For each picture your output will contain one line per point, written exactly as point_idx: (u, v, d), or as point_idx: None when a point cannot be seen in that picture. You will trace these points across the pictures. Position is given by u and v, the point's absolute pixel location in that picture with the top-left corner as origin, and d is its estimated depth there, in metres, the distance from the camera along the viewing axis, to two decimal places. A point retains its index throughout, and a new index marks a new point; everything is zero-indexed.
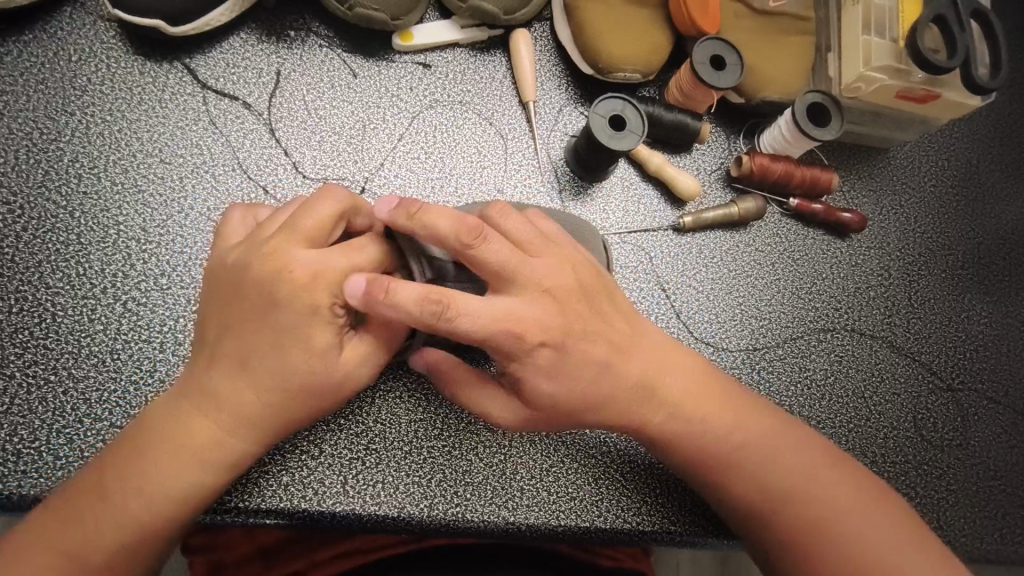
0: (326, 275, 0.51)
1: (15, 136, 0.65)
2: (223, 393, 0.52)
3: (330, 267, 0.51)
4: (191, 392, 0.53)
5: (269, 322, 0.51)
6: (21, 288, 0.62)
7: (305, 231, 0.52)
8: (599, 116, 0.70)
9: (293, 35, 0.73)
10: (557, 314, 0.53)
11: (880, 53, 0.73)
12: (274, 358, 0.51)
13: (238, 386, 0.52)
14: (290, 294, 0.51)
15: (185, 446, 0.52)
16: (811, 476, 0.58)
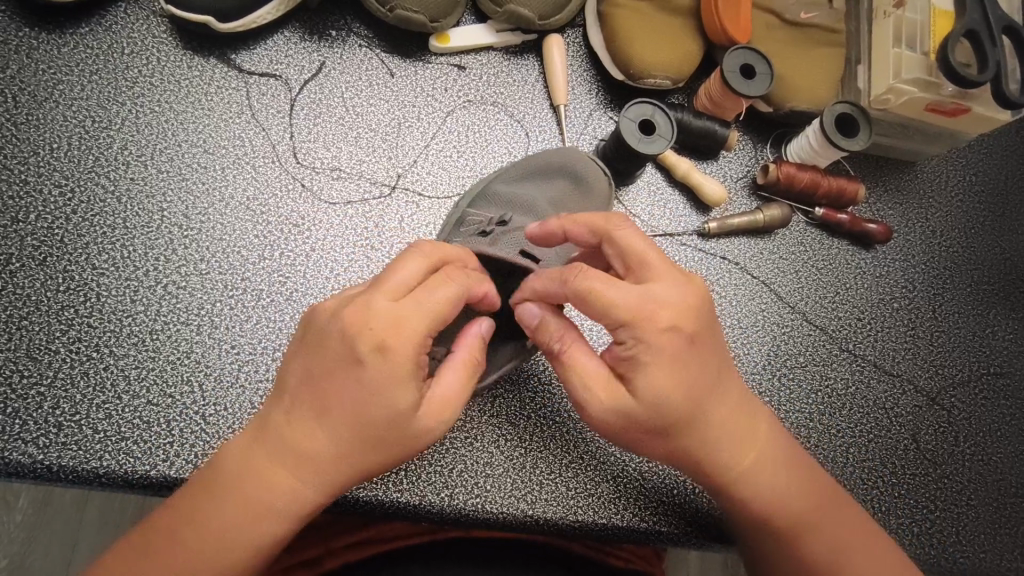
0: (405, 325, 0.50)
1: (69, 124, 0.68)
2: (301, 449, 0.50)
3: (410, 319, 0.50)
4: (267, 442, 0.51)
5: (349, 372, 0.49)
6: (68, 268, 0.64)
7: (392, 284, 0.51)
8: (629, 120, 0.71)
9: (335, 34, 0.76)
10: (688, 319, 0.54)
11: (910, 65, 0.74)
12: (351, 403, 0.49)
13: (312, 433, 0.50)
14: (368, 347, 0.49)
15: (260, 492, 0.51)
16: (854, 544, 0.59)
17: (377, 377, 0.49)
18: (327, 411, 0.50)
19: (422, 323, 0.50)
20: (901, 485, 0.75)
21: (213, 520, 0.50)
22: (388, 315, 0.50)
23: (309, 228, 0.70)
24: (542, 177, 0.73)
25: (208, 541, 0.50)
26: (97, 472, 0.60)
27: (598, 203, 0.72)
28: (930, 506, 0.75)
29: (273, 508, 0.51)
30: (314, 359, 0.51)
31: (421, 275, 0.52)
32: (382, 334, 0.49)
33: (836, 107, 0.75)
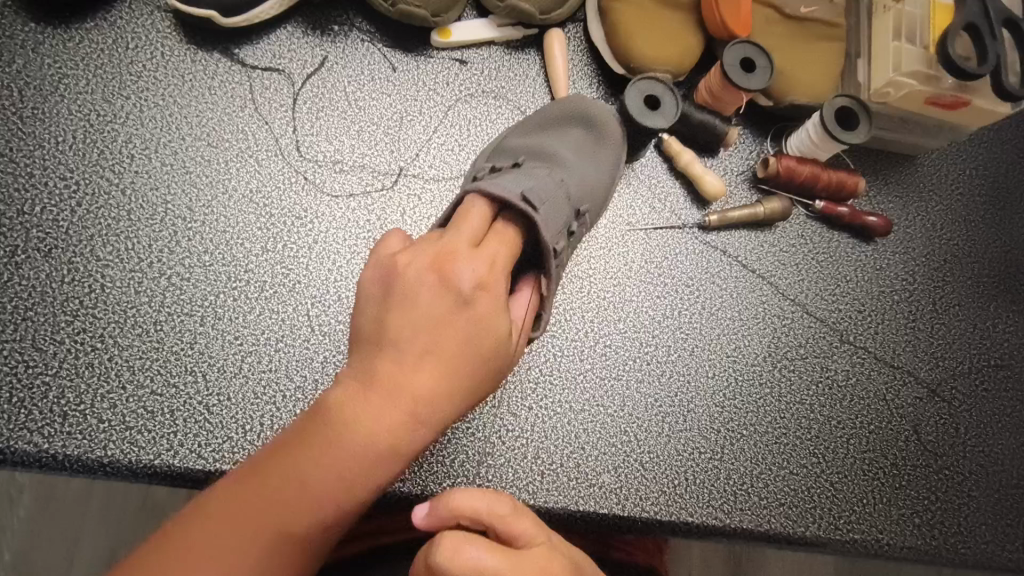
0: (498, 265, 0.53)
1: (74, 117, 0.69)
2: (393, 394, 0.47)
3: (499, 257, 0.53)
4: (341, 403, 0.47)
5: (450, 312, 0.50)
6: (73, 260, 0.65)
7: (471, 235, 0.54)
8: (637, 94, 0.72)
9: (337, 29, 0.76)
10: (520, 566, 0.42)
11: (909, 58, 0.74)
12: (452, 337, 0.49)
13: (410, 375, 0.47)
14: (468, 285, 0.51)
15: (349, 453, 0.45)
16: None
17: (474, 313, 0.51)
18: (409, 354, 0.48)
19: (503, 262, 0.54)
20: (901, 476, 0.75)
21: (303, 493, 0.44)
22: (476, 261, 0.52)
23: (312, 220, 0.71)
24: (558, 126, 0.72)
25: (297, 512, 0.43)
26: (102, 461, 0.60)
27: (611, 149, 0.72)
28: (930, 498, 0.75)
29: (369, 471, 0.45)
30: (392, 310, 0.49)
31: (482, 234, 0.55)
32: (470, 275, 0.51)
33: (835, 100, 0.75)
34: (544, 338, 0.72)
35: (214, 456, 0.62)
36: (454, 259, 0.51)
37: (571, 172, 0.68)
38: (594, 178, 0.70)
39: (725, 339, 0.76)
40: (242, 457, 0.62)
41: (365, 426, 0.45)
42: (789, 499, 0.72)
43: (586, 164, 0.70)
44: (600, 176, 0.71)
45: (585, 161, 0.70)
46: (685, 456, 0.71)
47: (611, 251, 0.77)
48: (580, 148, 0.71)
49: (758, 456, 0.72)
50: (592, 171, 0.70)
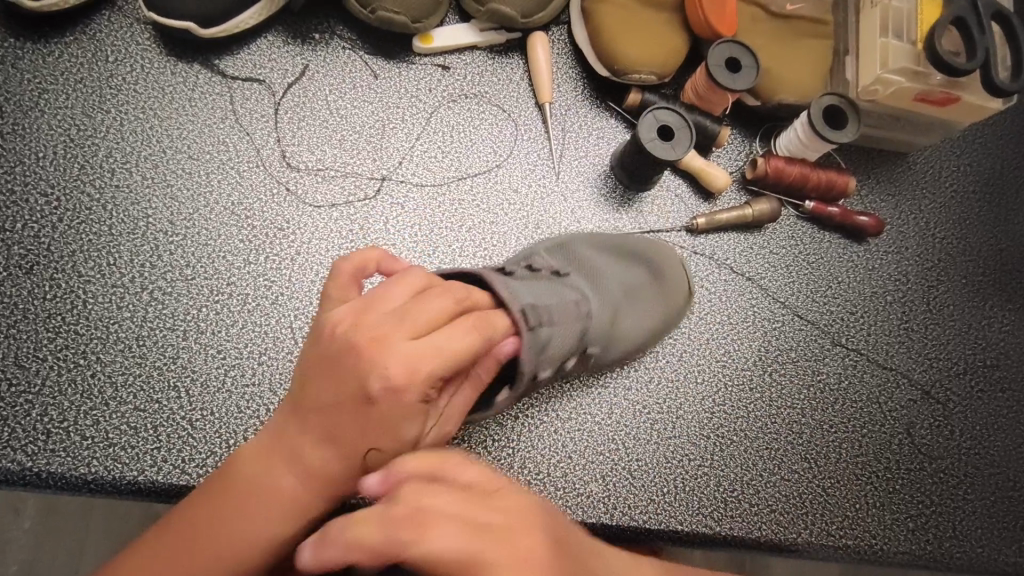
0: (433, 360, 0.46)
1: (54, 133, 0.68)
2: (304, 463, 0.47)
3: (437, 351, 0.46)
4: (261, 461, 0.48)
5: (369, 402, 0.46)
6: (55, 276, 0.65)
7: (421, 317, 0.47)
8: (645, 136, 0.70)
9: (318, 37, 0.76)
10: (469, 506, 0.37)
11: (897, 55, 0.73)
12: (366, 426, 0.46)
13: (323, 452, 0.47)
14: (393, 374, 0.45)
15: (249, 508, 0.46)
16: None
17: (387, 401, 0.46)
18: (323, 429, 0.47)
19: (447, 352, 0.46)
20: (895, 480, 0.74)
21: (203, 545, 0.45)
22: (402, 348, 0.45)
23: (294, 231, 0.70)
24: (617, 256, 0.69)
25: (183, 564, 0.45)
26: (86, 478, 0.60)
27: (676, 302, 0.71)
28: (925, 501, 0.74)
29: (257, 541, 0.45)
30: (319, 381, 0.47)
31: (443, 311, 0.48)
32: (393, 365, 0.45)
33: (823, 99, 0.74)
34: None
35: (198, 472, 0.62)
36: (385, 342, 0.46)
37: (597, 302, 0.63)
38: (637, 349, 0.70)
39: (714, 343, 0.75)
40: None
41: (266, 492, 0.47)
42: (781, 505, 0.71)
43: (623, 320, 0.67)
44: (648, 323, 0.69)
45: (617, 343, 0.67)
46: (675, 464, 0.70)
47: None
48: (617, 320, 0.66)
49: (749, 461, 0.72)
50: (642, 322, 0.68)
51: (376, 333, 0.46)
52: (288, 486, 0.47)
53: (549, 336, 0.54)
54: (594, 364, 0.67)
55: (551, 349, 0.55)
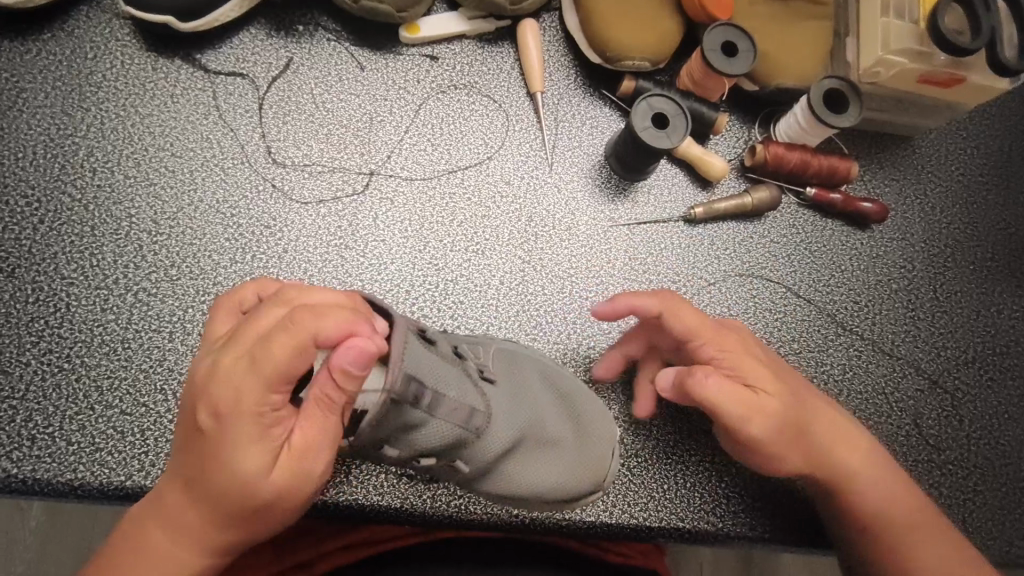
0: (246, 385, 0.39)
1: (34, 132, 0.67)
2: (174, 510, 0.44)
3: (250, 376, 0.39)
4: (151, 507, 0.45)
5: (206, 440, 0.41)
6: (37, 279, 0.63)
7: (241, 337, 0.41)
8: (638, 126, 0.68)
9: (302, 29, 0.74)
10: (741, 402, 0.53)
11: (900, 35, 0.70)
12: (212, 467, 0.42)
13: (187, 499, 0.43)
14: (217, 402, 0.40)
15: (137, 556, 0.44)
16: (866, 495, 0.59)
17: (238, 435, 0.40)
18: (185, 470, 0.43)
19: (256, 377, 0.39)
20: (902, 472, 0.72)
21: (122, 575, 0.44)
22: (249, 380, 0.39)
23: (282, 229, 0.69)
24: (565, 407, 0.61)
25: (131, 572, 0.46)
26: (72, 484, 0.59)
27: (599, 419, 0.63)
28: (933, 494, 0.72)
29: None
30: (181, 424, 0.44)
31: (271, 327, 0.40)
32: (242, 396, 0.40)
33: (823, 83, 0.72)
34: (525, 341, 0.70)
35: None
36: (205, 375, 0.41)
37: (502, 416, 0.54)
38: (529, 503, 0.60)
39: None
40: None
41: (171, 521, 0.44)
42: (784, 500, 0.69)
43: (517, 459, 0.56)
44: (544, 485, 0.58)
45: (495, 479, 0.56)
46: (675, 459, 0.69)
47: (594, 248, 0.74)
48: (520, 448, 0.56)
49: None
50: (538, 483, 0.57)
51: (229, 356, 0.40)
52: (161, 540, 0.44)
53: (425, 418, 0.47)
54: (467, 483, 0.57)
55: (413, 440, 0.48)
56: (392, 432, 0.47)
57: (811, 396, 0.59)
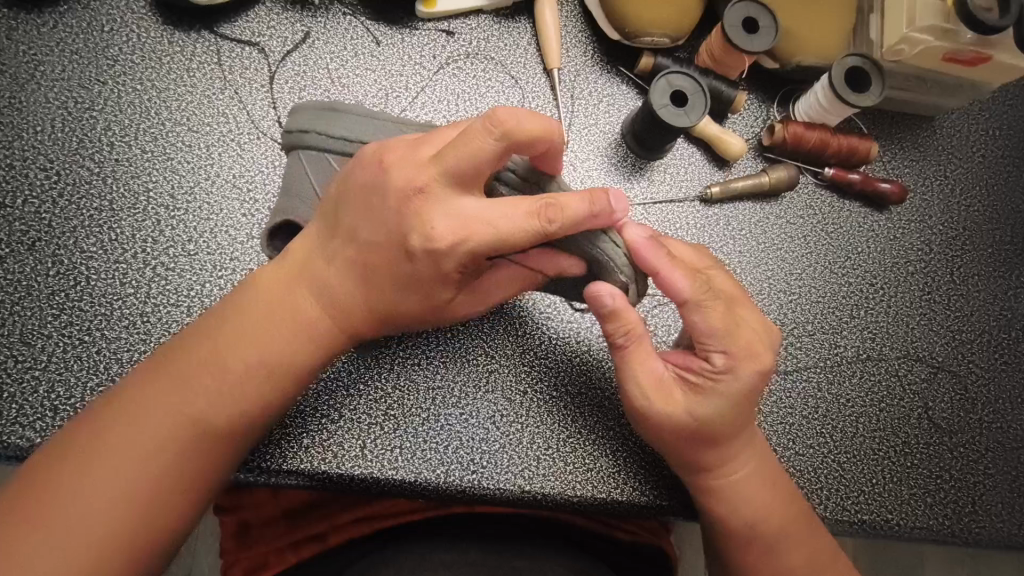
0: (469, 231, 0.52)
1: (51, 105, 0.67)
2: (326, 279, 0.57)
3: (476, 225, 0.52)
4: (315, 288, 0.57)
5: (389, 223, 0.54)
6: (57, 252, 0.64)
7: (456, 170, 0.51)
8: (658, 103, 0.67)
9: (318, 3, 0.73)
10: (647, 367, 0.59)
11: (927, 12, 0.69)
12: (361, 228, 0.55)
13: (325, 274, 0.57)
14: (441, 240, 0.52)
15: (285, 319, 0.56)
16: (760, 508, 0.61)
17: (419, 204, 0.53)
18: (327, 271, 0.57)
19: (453, 207, 0.52)
20: (914, 455, 0.73)
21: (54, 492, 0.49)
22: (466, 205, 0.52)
23: None
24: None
25: (222, 420, 0.53)
26: None
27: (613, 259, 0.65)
28: (944, 476, 0.72)
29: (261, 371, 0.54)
30: (367, 224, 0.55)
31: (469, 162, 0.51)
32: (456, 208, 0.52)
33: (844, 60, 0.70)
34: (538, 320, 0.70)
35: None
36: (432, 203, 0.52)
37: None
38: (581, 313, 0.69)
39: None
40: None
41: (321, 283, 0.57)
42: (795, 480, 0.69)
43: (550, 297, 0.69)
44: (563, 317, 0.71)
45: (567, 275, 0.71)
46: None
47: None
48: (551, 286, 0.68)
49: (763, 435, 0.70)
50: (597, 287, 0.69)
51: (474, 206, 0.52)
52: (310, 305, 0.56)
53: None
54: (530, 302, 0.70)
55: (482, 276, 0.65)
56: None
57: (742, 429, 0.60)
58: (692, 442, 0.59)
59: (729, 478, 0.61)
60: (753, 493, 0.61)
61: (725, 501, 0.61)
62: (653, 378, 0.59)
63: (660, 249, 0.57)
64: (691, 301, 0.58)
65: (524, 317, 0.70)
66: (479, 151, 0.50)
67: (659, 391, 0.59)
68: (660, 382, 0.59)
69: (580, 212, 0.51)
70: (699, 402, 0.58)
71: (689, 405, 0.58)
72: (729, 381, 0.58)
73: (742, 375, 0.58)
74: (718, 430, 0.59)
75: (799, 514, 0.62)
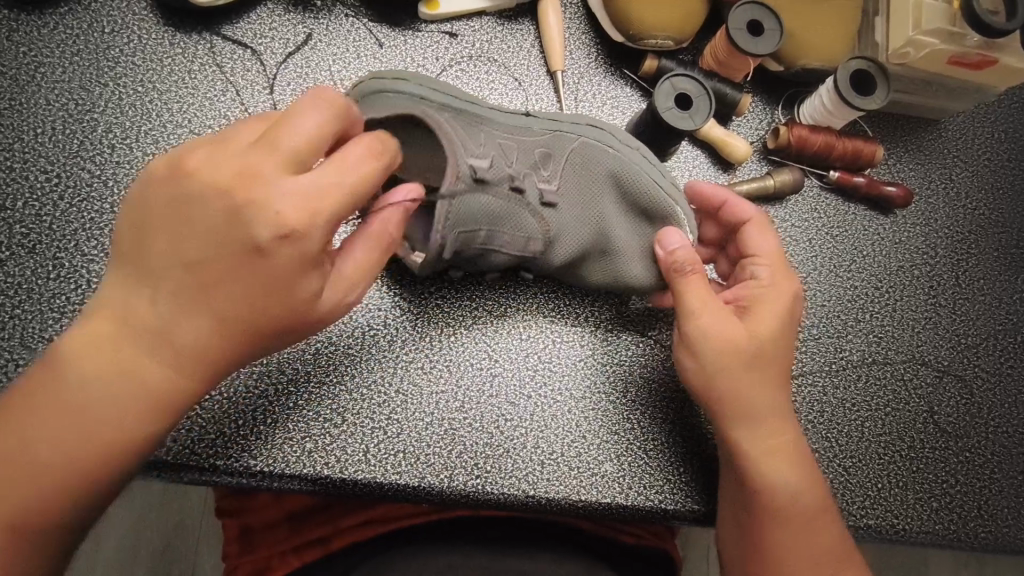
0: (321, 207, 0.46)
1: (52, 107, 0.67)
2: (180, 330, 0.47)
3: (332, 191, 0.47)
4: (134, 328, 0.47)
5: (294, 239, 0.46)
6: (59, 255, 0.63)
7: (291, 146, 0.46)
8: (663, 106, 0.67)
9: (320, 5, 0.73)
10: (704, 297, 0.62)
11: (932, 16, 0.68)
12: (267, 260, 0.46)
13: (154, 312, 0.47)
14: (257, 220, 0.46)
15: (138, 365, 0.47)
16: (796, 473, 0.60)
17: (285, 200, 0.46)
18: (236, 297, 0.47)
19: (285, 188, 0.46)
20: (919, 459, 0.72)
21: None
22: (283, 185, 0.46)
23: None
24: (626, 199, 0.68)
25: (118, 449, 0.46)
26: None
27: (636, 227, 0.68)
28: (950, 481, 0.72)
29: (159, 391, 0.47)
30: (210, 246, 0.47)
31: (312, 143, 0.47)
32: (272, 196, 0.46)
33: (850, 64, 0.70)
34: (543, 323, 0.70)
35: (207, 452, 0.61)
36: (263, 180, 0.46)
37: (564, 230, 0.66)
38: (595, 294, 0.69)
39: None
40: (236, 453, 0.61)
41: (150, 334, 0.47)
42: None
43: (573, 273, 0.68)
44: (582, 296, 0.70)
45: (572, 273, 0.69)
46: (692, 443, 0.69)
47: None
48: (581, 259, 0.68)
49: None
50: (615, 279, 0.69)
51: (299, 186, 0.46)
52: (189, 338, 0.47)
53: (485, 249, 0.62)
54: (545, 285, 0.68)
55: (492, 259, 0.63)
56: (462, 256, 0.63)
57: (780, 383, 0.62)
58: (739, 383, 0.60)
59: (769, 439, 0.61)
60: (787, 458, 0.61)
61: (767, 462, 0.60)
62: (709, 300, 0.62)
63: (699, 207, 0.72)
64: (755, 221, 0.67)
65: (530, 321, 0.70)
66: (309, 127, 0.47)
67: (726, 335, 0.60)
68: (720, 309, 0.62)
69: (365, 155, 0.48)
70: (752, 327, 0.62)
71: (747, 329, 0.61)
72: (779, 309, 0.63)
73: (788, 294, 0.64)
74: (761, 367, 0.61)
75: (828, 506, 0.61)
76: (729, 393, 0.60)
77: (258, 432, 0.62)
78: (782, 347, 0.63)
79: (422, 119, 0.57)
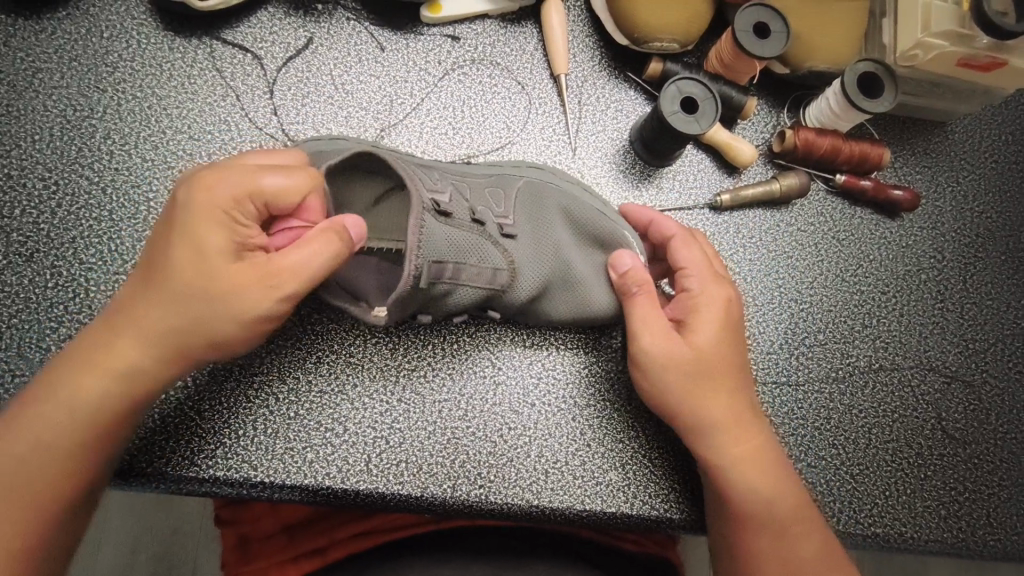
0: (248, 182, 0.47)
1: (50, 113, 0.66)
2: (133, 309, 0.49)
3: (259, 181, 0.47)
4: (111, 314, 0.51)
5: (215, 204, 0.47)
6: (56, 263, 0.63)
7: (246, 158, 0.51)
8: (668, 110, 0.66)
9: (321, 8, 0.72)
10: (639, 318, 0.62)
11: (942, 17, 0.67)
12: (180, 244, 0.48)
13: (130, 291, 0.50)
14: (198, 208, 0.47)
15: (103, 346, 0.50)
16: (761, 479, 0.59)
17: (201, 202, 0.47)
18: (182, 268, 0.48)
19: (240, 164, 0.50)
20: (927, 467, 0.71)
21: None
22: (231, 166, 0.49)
23: None
24: (580, 236, 0.67)
25: (73, 420, 0.49)
26: None
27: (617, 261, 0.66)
28: (958, 489, 0.71)
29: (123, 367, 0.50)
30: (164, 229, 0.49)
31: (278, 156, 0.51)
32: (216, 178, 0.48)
33: (857, 66, 0.69)
34: (547, 330, 0.69)
35: (207, 463, 0.60)
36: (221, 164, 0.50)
37: (526, 263, 0.63)
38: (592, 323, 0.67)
39: None
40: (237, 463, 0.61)
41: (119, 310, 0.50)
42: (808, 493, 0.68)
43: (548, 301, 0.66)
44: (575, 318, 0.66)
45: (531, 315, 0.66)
46: None
47: None
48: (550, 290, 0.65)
49: None
50: (569, 315, 0.66)
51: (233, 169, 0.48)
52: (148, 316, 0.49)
53: (449, 288, 0.58)
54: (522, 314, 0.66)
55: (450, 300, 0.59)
56: (423, 300, 0.58)
57: (725, 383, 0.61)
58: (682, 395, 0.60)
59: (720, 447, 0.60)
60: (753, 461, 0.60)
61: (733, 472, 0.59)
62: (643, 316, 0.62)
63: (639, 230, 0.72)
64: (687, 234, 0.66)
65: (534, 330, 0.69)
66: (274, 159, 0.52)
67: (670, 352, 0.60)
68: (652, 326, 0.61)
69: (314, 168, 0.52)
70: (686, 337, 0.61)
71: (681, 341, 0.61)
72: (711, 310, 0.62)
73: (723, 297, 0.63)
74: (701, 372, 0.60)
75: (800, 507, 0.60)
76: (682, 407, 0.60)
77: (258, 442, 0.61)
78: (732, 350, 0.62)
79: (382, 163, 0.53)
